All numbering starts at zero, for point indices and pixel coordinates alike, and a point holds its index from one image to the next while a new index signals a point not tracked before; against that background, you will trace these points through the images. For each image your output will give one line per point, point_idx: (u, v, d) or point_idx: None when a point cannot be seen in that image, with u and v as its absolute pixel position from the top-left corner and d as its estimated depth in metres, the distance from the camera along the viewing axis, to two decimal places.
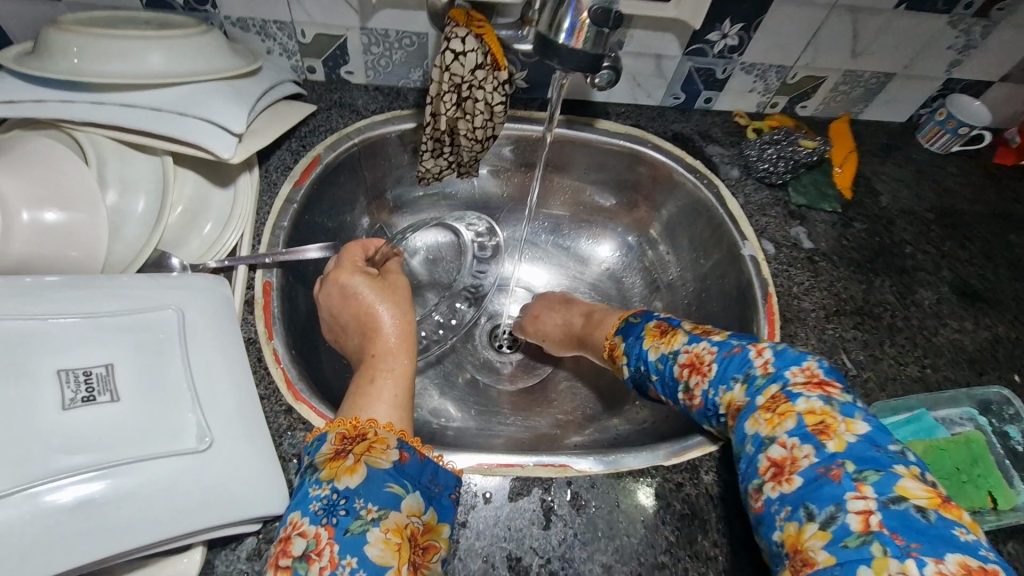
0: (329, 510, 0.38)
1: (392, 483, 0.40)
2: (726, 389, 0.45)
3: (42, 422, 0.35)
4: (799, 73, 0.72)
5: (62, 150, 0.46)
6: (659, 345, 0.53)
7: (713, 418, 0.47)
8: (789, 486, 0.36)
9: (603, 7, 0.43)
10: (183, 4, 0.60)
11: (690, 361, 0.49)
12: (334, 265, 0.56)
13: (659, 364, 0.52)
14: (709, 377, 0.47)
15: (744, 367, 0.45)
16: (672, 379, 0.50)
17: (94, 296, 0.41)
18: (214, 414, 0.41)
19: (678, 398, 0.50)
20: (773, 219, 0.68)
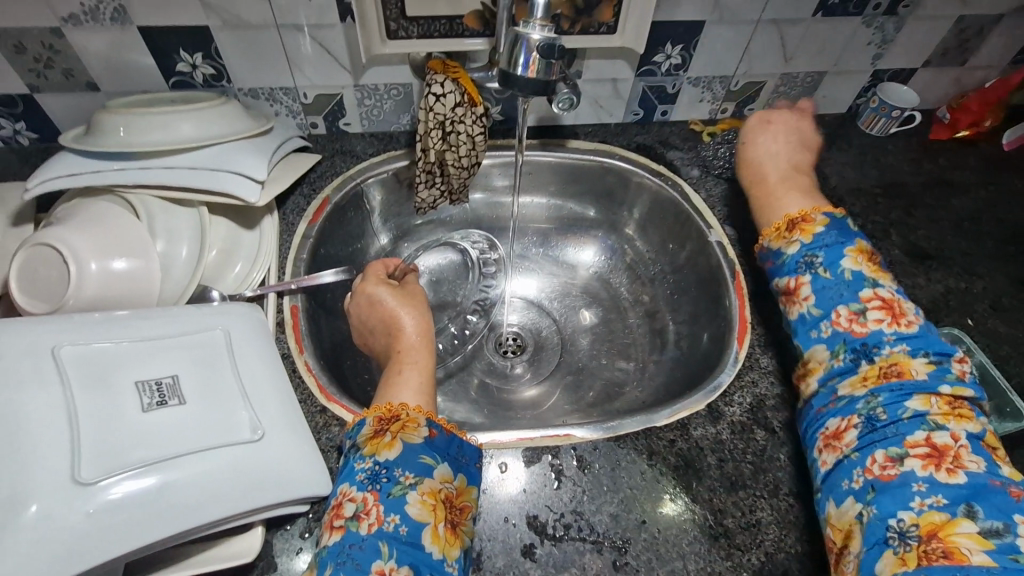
0: (373, 479, 0.45)
1: (424, 454, 0.47)
2: (905, 352, 0.48)
3: (127, 422, 0.42)
4: (740, 80, 0.82)
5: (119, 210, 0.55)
6: (788, 235, 0.58)
7: (857, 353, 0.50)
8: (953, 478, 0.42)
9: (546, 42, 0.51)
10: (203, 82, 0.71)
11: (904, 334, 0.44)
12: (360, 280, 0.64)
13: (826, 256, 0.55)
14: (899, 330, 0.50)
15: (918, 339, 0.49)
16: (847, 296, 0.52)
17: (156, 322, 0.49)
18: (263, 411, 0.48)
19: (832, 313, 0.53)
20: (733, 208, 0.76)
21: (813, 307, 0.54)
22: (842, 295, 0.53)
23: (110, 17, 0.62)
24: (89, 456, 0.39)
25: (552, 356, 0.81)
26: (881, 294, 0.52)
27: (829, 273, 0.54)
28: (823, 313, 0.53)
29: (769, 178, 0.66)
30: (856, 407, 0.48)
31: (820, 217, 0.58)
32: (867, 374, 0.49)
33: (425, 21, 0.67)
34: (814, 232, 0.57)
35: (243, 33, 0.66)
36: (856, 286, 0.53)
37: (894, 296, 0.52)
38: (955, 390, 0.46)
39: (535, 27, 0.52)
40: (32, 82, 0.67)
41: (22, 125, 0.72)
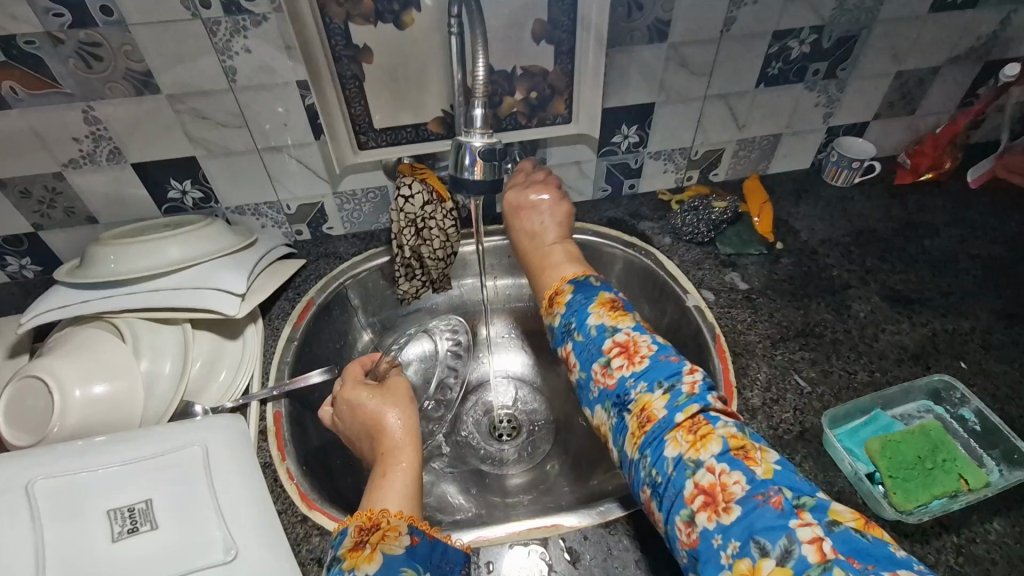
0: None
1: (406, 567, 0.45)
2: (646, 389, 0.48)
3: (95, 554, 0.42)
4: (700, 149, 0.86)
5: (104, 335, 0.58)
6: (551, 311, 0.60)
7: (619, 407, 0.49)
8: (728, 516, 0.39)
9: (487, 146, 0.56)
10: (193, 205, 0.76)
11: (624, 344, 0.52)
12: (339, 386, 0.63)
13: (575, 318, 0.56)
14: (636, 369, 0.49)
15: (651, 372, 0.49)
16: (596, 351, 0.53)
17: (133, 443, 0.50)
18: (238, 528, 0.47)
19: (591, 372, 0.52)
20: (708, 271, 0.77)
21: (580, 371, 0.54)
22: (593, 350, 0.53)
23: (105, 158, 0.68)
24: None
25: (546, 437, 0.80)
26: (619, 339, 0.52)
27: (579, 334, 0.55)
28: (587, 372, 0.53)
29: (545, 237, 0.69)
30: (641, 476, 0.46)
31: (568, 285, 0.61)
32: (632, 429, 0.47)
33: (392, 132, 0.73)
34: (565, 300, 0.59)
35: (227, 158, 0.71)
36: (601, 338, 0.53)
37: (627, 338, 0.52)
38: (687, 412, 0.45)
39: (476, 135, 0.57)
40: (35, 222, 0.73)
41: (26, 260, 0.77)
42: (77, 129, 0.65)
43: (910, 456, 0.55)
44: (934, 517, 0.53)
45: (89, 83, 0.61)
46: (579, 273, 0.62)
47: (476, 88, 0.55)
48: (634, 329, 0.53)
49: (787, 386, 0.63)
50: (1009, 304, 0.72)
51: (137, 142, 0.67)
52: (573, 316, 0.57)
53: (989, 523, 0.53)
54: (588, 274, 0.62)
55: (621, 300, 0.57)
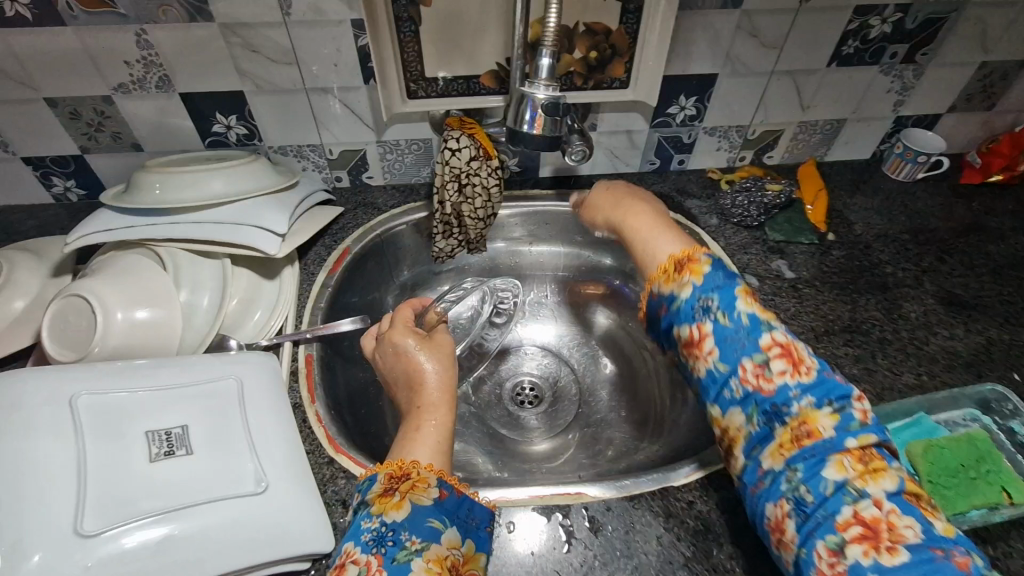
0: (379, 541, 0.43)
1: (433, 518, 0.45)
2: (813, 403, 0.41)
3: (133, 472, 0.43)
4: (757, 129, 0.82)
5: (147, 263, 0.58)
6: (677, 278, 0.50)
7: (769, 416, 0.42)
8: (893, 558, 0.34)
9: (551, 101, 0.54)
10: (237, 141, 0.75)
11: (785, 348, 0.44)
12: (387, 327, 0.63)
13: (721, 295, 0.47)
14: (801, 380, 0.43)
15: (820, 386, 0.42)
16: (750, 346, 0.45)
17: (172, 371, 0.50)
18: (268, 463, 0.48)
19: (737, 367, 0.45)
20: (754, 256, 0.75)
21: (720, 363, 0.46)
22: (746, 341, 0.45)
23: (155, 85, 0.67)
24: (94, 507, 0.40)
25: (569, 408, 0.80)
26: (779, 338, 0.45)
27: (727, 318, 0.46)
28: (730, 366, 0.45)
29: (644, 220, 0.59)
30: (781, 488, 0.40)
31: (705, 255, 0.50)
32: (781, 440, 0.41)
33: (443, 83, 0.71)
34: (705, 270, 0.49)
35: (274, 96, 0.70)
36: (755, 330, 0.46)
37: (790, 340, 0.45)
38: (862, 439, 0.39)
39: (539, 86, 0.54)
40: (83, 144, 0.73)
41: (71, 182, 0.78)
42: (129, 52, 0.64)
43: (950, 463, 0.53)
44: (971, 527, 0.51)
45: (145, 5, 0.60)
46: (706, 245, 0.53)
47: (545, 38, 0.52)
48: (792, 334, 0.46)
49: None
50: None
51: (188, 72, 0.66)
52: (715, 292, 0.48)
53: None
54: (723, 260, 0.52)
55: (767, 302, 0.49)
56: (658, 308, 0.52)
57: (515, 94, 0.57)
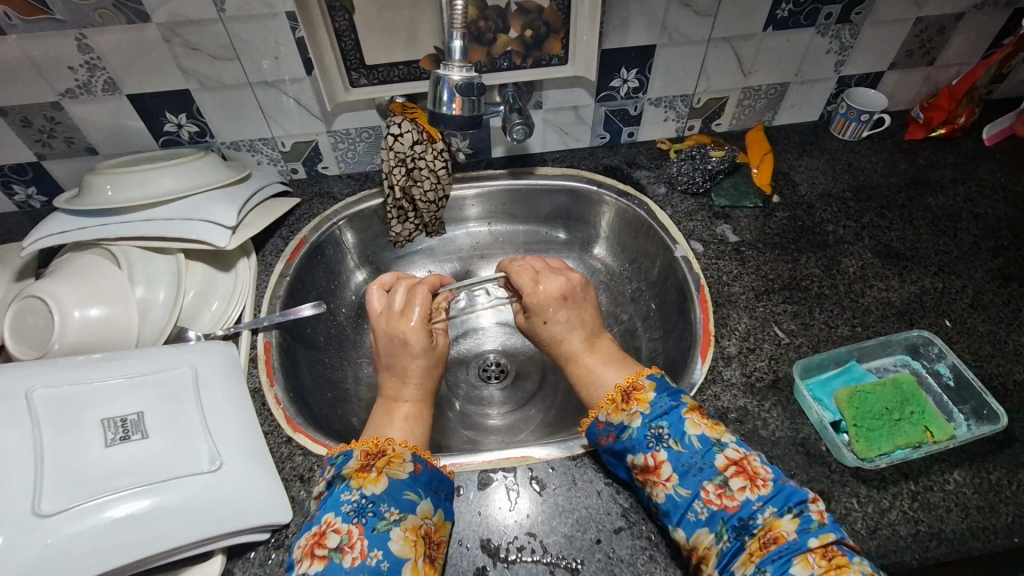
0: (359, 511, 0.47)
1: (409, 490, 0.49)
2: (775, 513, 0.45)
3: (89, 457, 0.46)
4: (702, 97, 0.84)
5: (101, 262, 0.60)
6: (625, 408, 0.54)
7: (738, 530, 0.46)
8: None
9: (466, 80, 0.56)
10: (189, 139, 0.77)
11: (740, 464, 0.48)
12: (400, 306, 0.63)
13: (670, 423, 0.51)
14: (762, 493, 0.46)
15: (779, 493, 0.46)
16: (708, 468, 0.48)
17: (127, 362, 0.53)
18: (223, 443, 0.51)
19: (700, 490, 0.48)
20: (699, 222, 0.77)
21: (680, 488, 0.48)
22: (703, 465, 0.49)
23: (101, 88, 0.69)
24: (51, 490, 0.43)
25: (531, 380, 0.82)
26: (731, 456, 0.49)
27: (681, 446, 0.50)
28: (691, 491, 0.48)
29: (571, 337, 0.63)
30: None
31: (648, 382, 0.55)
32: (752, 549, 0.44)
33: (384, 69, 0.72)
34: (650, 401, 0.53)
35: (220, 93, 0.72)
36: (709, 452, 0.49)
37: (742, 457, 0.49)
38: (822, 539, 0.43)
39: (454, 68, 0.56)
40: (38, 151, 0.74)
41: (32, 189, 0.79)
42: (71, 57, 0.65)
43: (878, 406, 0.55)
44: (894, 464, 0.54)
45: (81, 10, 0.61)
46: (652, 370, 0.57)
47: (454, 19, 0.54)
48: (739, 445, 0.50)
49: (766, 336, 0.64)
50: (1006, 265, 0.70)
51: (132, 73, 0.68)
52: (663, 420, 0.51)
53: (949, 473, 0.53)
54: (662, 372, 0.57)
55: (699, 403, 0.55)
56: (604, 438, 0.53)
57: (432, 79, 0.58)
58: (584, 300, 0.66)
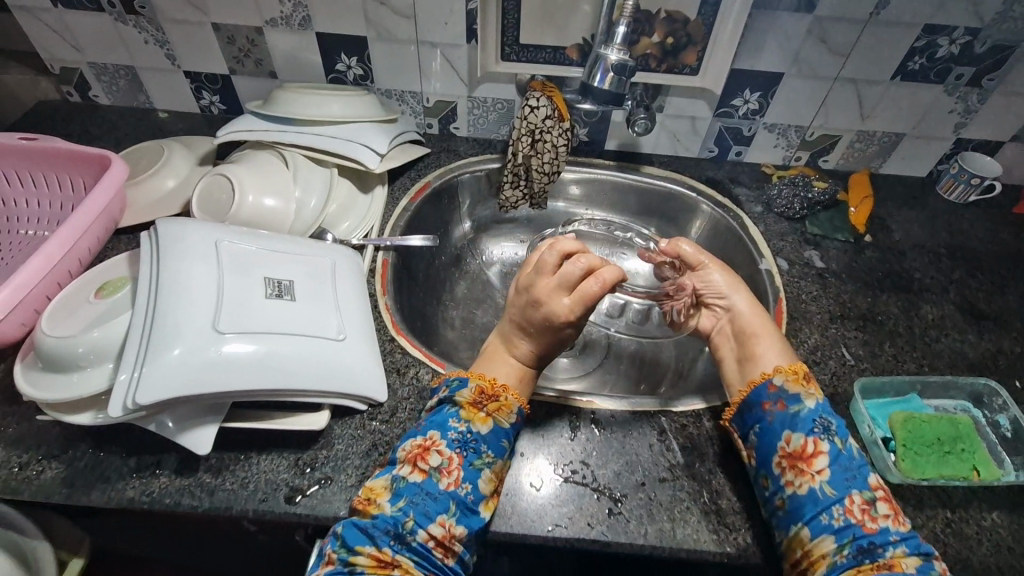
0: (463, 443, 0.53)
1: (505, 438, 0.55)
2: (905, 550, 0.48)
3: (253, 302, 0.56)
4: (816, 131, 0.88)
5: (275, 160, 0.72)
6: (805, 385, 0.57)
7: (861, 550, 0.48)
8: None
9: (619, 61, 0.65)
10: (353, 80, 0.88)
11: (885, 496, 0.51)
12: (568, 275, 0.58)
13: (838, 425, 0.55)
14: (900, 529, 0.49)
15: (913, 538, 0.49)
16: (861, 481, 0.52)
17: (284, 241, 0.64)
18: (347, 322, 0.61)
19: (845, 497, 0.51)
20: (789, 243, 0.81)
21: (827, 485, 0.52)
22: (855, 476, 0.52)
23: (298, 23, 0.81)
24: (226, 318, 0.54)
25: (596, 356, 0.88)
26: (879, 485, 0.53)
27: (843, 449, 0.54)
28: (837, 494, 0.51)
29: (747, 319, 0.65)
30: None
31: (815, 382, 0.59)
32: (864, 567, 0.47)
33: (533, 50, 0.81)
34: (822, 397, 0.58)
35: (390, 45, 0.83)
36: (865, 470, 0.53)
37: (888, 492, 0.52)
38: None
39: (613, 50, 0.65)
40: (231, 66, 0.88)
41: (216, 98, 0.93)
42: None
43: (929, 436, 0.59)
44: (934, 491, 0.57)
45: None
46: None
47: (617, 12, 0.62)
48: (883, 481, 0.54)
49: (833, 355, 0.68)
50: None
51: (326, 15, 0.80)
52: (834, 421, 0.55)
53: (987, 513, 0.55)
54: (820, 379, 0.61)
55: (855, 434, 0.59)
56: (773, 403, 0.57)
57: (592, 58, 0.67)
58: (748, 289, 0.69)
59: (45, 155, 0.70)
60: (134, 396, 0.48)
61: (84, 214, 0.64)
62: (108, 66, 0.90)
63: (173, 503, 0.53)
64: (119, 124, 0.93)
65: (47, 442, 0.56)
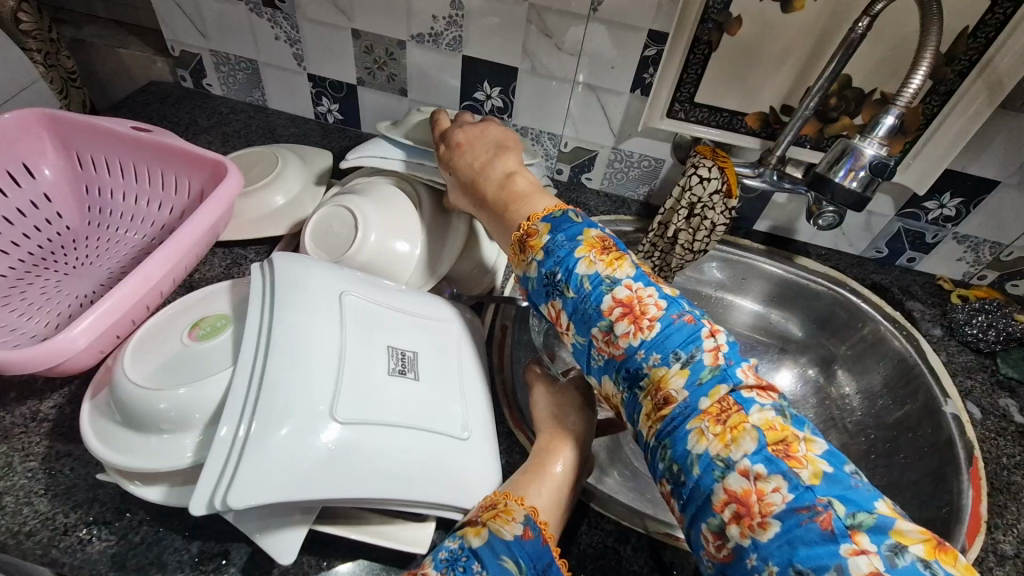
0: (451, 562, 0.38)
1: (507, 557, 0.39)
2: (658, 362, 0.43)
3: (376, 379, 0.46)
4: (1016, 251, 0.73)
5: (402, 196, 0.62)
6: (525, 258, 0.53)
7: (629, 379, 0.45)
8: (763, 533, 0.35)
9: (882, 161, 0.54)
10: (488, 111, 0.79)
11: (626, 303, 0.46)
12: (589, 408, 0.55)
13: (563, 268, 0.49)
14: (644, 335, 0.45)
15: (660, 340, 0.44)
16: (595, 313, 0.47)
17: (407, 300, 0.54)
18: (472, 414, 0.50)
19: (592, 338, 0.48)
20: (978, 384, 0.67)
21: (578, 338, 0.49)
22: (589, 310, 0.47)
23: (447, 42, 0.73)
24: (345, 400, 0.43)
25: None
26: (619, 297, 0.46)
27: (569, 293, 0.49)
28: (586, 339, 0.48)
29: (490, 183, 0.57)
30: (660, 467, 0.42)
31: (542, 225, 0.52)
32: (647, 411, 0.44)
33: (707, 110, 0.71)
34: (544, 245, 0.51)
35: (542, 80, 0.73)
36: (597, 294, 0.47)
37: (630, 296, 0.46)
38: (714, 394, 0.41)
39: (871, 142, 0.55)
40: (361, 77, 0.80)
41: (335, 106, 0.85)
42: (441, 9, 0.69)
43: None
44: None
45: None
46: (556, 209, 0.54)
47: (899, 97, 0.53)
48: (636, 281, 0.47)
49: None
50: None
51: (481, 37, 0.71)
52: (558, 266, 0.50)
53: None
54: (566, 209, 0.53)
55: (612, 240, 0.51)
56: (550, 305, 0.51)
57: (838, 146, 0.57)
58: (496, 136, 0.61)
59: (155, 149, 0.62)
60: (225, 496, 0.38)
61: (190, 229, 0.55)
62: (231, 57, 0.83)
63: None
64: (230, 118, 0.87)
65: (101, 501, 0.47)
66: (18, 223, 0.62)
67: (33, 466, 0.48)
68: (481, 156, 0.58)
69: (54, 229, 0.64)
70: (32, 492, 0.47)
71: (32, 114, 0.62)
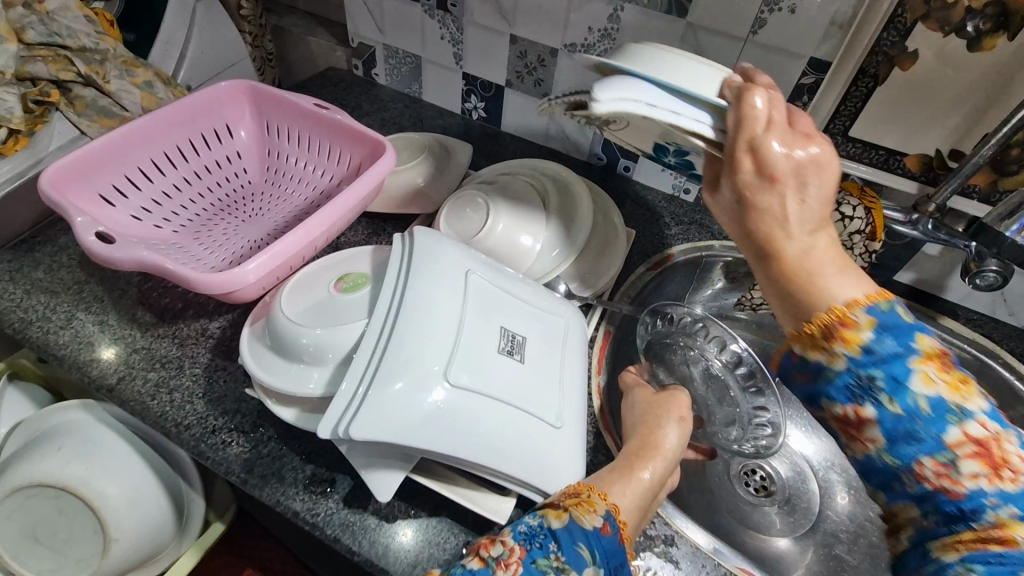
0: (529, 537, 0.40)
1: (583, 545, 0.40)
2: (1004, 510, 0.37)
3: (486, 354, 0.49)
4: None
5: (533, 194, 0.66)
6: (825, 346, 0.42)
7: (946, 511, 0.39)
8: None
9: None
10: None
11: (983, 444, 0.38)
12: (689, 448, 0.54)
13: (888, 375, 0.39)
14: (1003, 486, 0.37)
15: None
16: (932, 440, 0.39)
17: (523, 288, 0.57)
18: (567, 406, 0.52)
19: (911, 464, 0.40)
20: None
21: (884, 454, 0.41)
22: (925, 436, 0.39)
23: (597, 53, 0.75)
24: (456, 366, 0.47)
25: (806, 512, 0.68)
26: (974, 432, 0.38)
27: (860, 349, 0.40)
28: (899, 463, 0.40)
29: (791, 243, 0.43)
30: None
31: (866, 316, 0.40)
32: (962, 540, 0.38)
33: (861, 147, 0.67)
34: (864, 342, 0.40)
35: None
36: (939, 423, 0.38)
37: (993, 436, 0.38)
38: None
39: None
40: (511, 79, 0.85)
41: (481, 104, 0.91)
42: (597, 21, 0.72)
43: None
44: None
45: None
46: (880, 296, 0.41)
47: None
48: (991, 416, 0.38)
49: None
50: None
51: None
52: (880, 369, 0.39)
53: None
54: (892, 299, 0.41)
55: (947, 351, 0.41)
56: (845, 406, 0.42)
57: None
58: (821, 163, 0.42)
59: (329, 124, 0.71)
60: (347, 426, 0.43)
61: (348, 196, 0.63)
62: (399, 51, 0.92)
63: (332, 536, 0.48)
64: (389, 106, 0.97)
65: (243, 412, 0.55)
66: (214, 173, 0.74)
67: (197, 372, 0.57)
68: (790, 203, 0.42)
69: (239, 182, 0.76)
70: (194, 393, 0.56)
71: (240, 85, 0.74)
